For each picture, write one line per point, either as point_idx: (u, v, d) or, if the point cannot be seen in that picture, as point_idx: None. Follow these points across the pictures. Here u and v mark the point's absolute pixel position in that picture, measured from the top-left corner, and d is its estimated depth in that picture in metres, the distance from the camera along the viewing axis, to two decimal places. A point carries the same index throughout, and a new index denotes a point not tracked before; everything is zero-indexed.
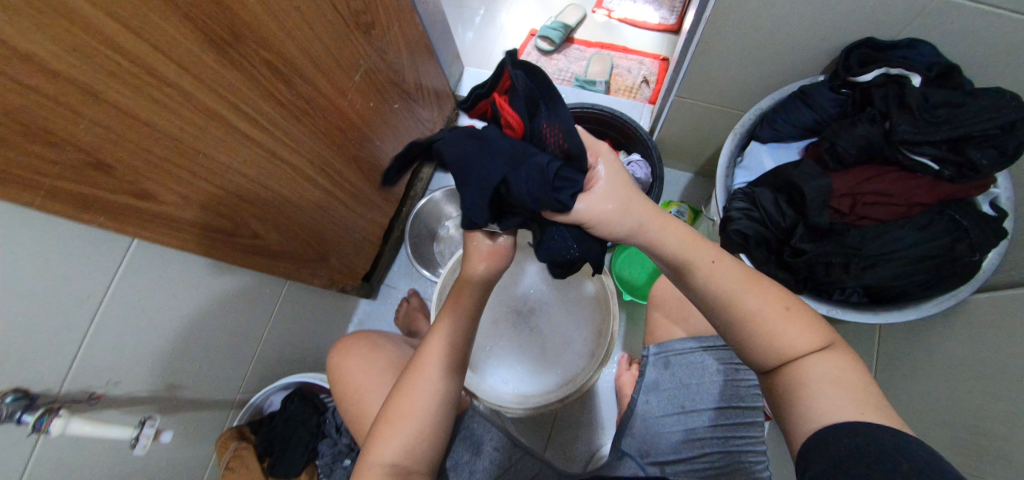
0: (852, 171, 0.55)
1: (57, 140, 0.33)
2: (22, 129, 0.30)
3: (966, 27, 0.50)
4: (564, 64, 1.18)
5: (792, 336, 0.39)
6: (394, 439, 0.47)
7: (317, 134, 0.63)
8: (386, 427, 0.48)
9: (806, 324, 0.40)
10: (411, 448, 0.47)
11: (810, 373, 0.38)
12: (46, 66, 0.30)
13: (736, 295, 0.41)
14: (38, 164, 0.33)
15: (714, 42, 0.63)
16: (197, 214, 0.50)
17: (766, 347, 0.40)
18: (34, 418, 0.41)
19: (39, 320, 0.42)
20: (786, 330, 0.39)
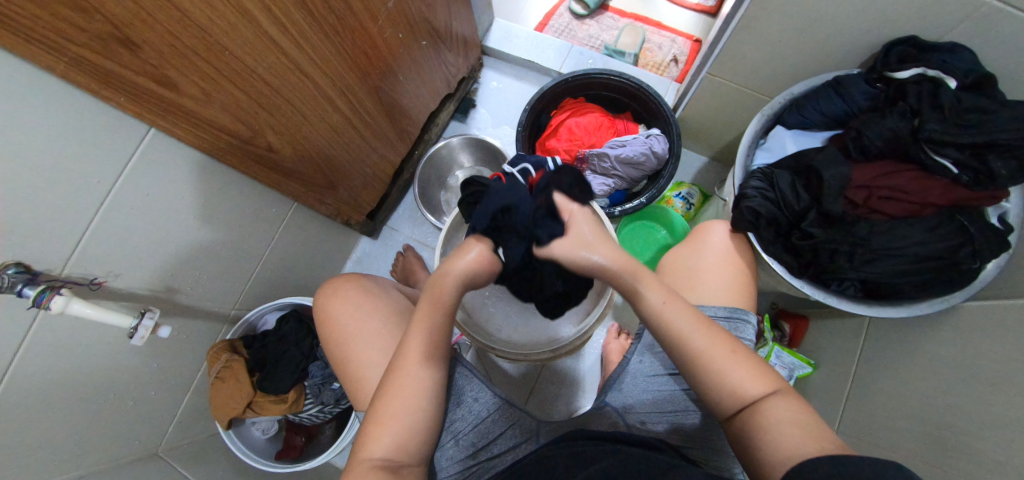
0: (872, 164, 0.55)
1: (88, 6, 0.31)
2: None
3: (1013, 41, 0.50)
4: (595, 31, 1.15)
5: (742, 377, 0.41)
6: (388, 432, 0.44)
7: (343, 54, 0.61)
8: (376, 423, 0.44)
9: (752, 364, 0.42)
10: (405, 443, 0.44)
11: (762, 412, 0.39)
12: None
13: (683, 335, 0.43)
14: (64, 25, 0.32)
15: (759, 20, 0.62)
16: (216, 114, 0.49)
17: (713, 387, 0.42)
18: (35, 292, 0.40)
19: (47, 196, 0.42)
20: (734, 371, 0.41)
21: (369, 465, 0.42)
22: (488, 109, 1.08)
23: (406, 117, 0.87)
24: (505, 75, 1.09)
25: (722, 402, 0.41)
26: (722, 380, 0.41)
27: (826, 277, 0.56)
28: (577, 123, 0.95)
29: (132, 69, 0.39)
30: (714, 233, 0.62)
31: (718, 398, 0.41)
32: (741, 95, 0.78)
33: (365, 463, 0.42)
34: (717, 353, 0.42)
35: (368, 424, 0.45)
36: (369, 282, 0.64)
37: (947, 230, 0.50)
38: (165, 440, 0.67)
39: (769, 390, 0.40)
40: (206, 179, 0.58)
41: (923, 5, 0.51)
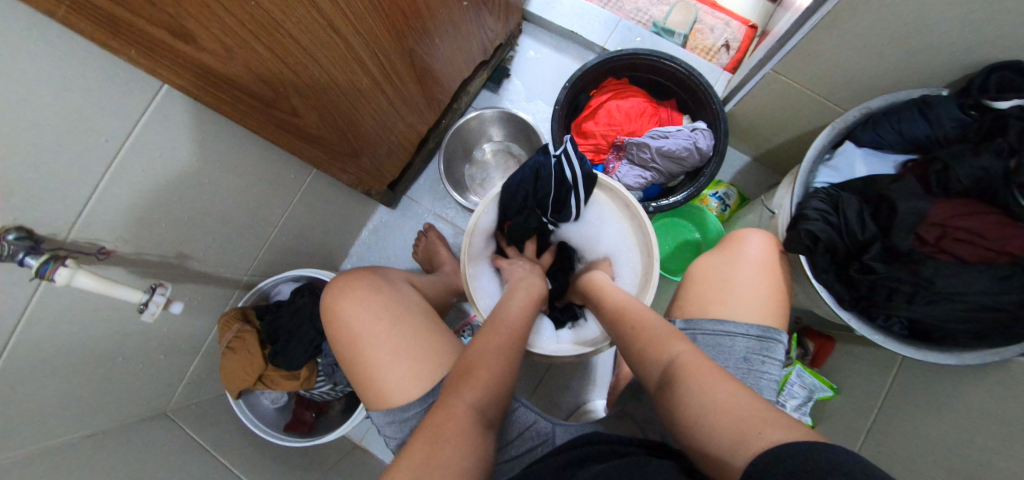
0: (952, 201, 0.50)
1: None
2: None
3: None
4: (643, 4, 1.03)
5: (645, 344, 0.46)
6: (478, 383, 0.43)
7: (379, 10, 0.54)
8: (466, 375, 0.44)
9: (659, 332, 0.46)
10: (494, 398, 0.44)
11: (682, 379, 0.40)
12: None
13: (613, 321, 0.53)
14: None
15: (850, 21, 0.55)
16: (238, 72, 0.44)
17: (638, 362, 0.47)
18: (38, 262, 0.37)
19: (49, 156, 0.37)
20: (653, 344, 0.45)
21: (464, 411, 0.41)
22: (522, 80, 1.00)
23: (437, 84, 0.80)
24: (544, 44, 1.00)
25: (643, 370, 0.45)
26: (632, 349, 0.47)
27: (874, 312, 0.53)
28: (618, 107, 0.87)
29: (147, 19, 0.33)
30: (750, 244, 0.59)
31: (641, 368, 0.45)
32: (806, 99, 0.71)
33: (458, 410, 0.41)
34: (627, 330, 0.49)
35: (456, 378, 0.44)
36: (376, 276, 0.61)
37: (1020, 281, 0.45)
38: (174, 400, 0.66)
39: (668, 353, 0.43)
40: (223, 141, 0.53)
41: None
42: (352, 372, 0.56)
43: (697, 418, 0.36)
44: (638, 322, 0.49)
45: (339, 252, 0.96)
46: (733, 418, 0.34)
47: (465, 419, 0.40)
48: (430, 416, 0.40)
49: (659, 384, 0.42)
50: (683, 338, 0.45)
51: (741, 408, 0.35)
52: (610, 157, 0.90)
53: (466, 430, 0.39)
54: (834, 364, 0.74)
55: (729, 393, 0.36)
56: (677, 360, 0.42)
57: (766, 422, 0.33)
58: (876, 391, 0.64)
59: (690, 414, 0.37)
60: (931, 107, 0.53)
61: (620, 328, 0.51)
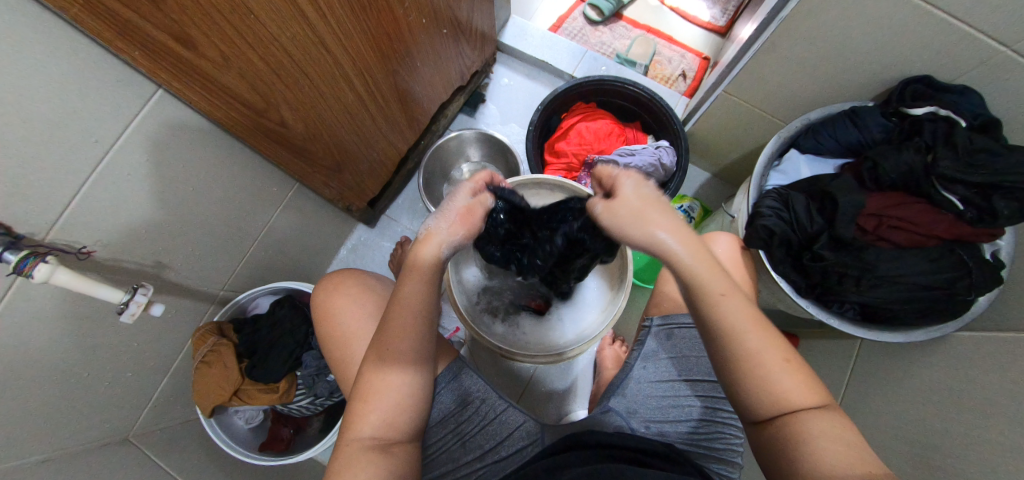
0: (884, 193, 0.57)
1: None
2: None
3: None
4: (607, 39, 1.15)
5: (791, 387, 0.37)
6: (373, 412, 0.44)
7: (366, 32, 0.58)
8: (359, 407, 0.45)
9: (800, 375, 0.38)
10: (396, 421, 0.45)
11: (798, 426, 0.36)
12: None
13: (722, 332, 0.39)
14: None
15: (782, 45, 0.63)
16: (233, 80, 0.46)
17: (749, 391, 0.38)
18: (17, 258, 0.36)
19: (39, 153, 0.38)
20: (779, 378, 0.38)
21: (361, 443, 0.43)
22: (498, 105, 1.07)
23: (418, 105, 0.85)
24: (517, 73, 1.08)
25: (751, 401, 0.38)
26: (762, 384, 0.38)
27: (829, 298, 0.58)
28: (588, 128, 0.95)
29: (152, 22, 0.35)
30: (718, 244, 0.63)
31: (755, 400, 0.38)
32: (754, 115, 0.80)
33: (356, 442, 0.43)
34: (753, 359, 0.38)
35: (354, 405, 0.46)
36: (368, 278, 0.63)
37: (948, 261, 0.53)
38: (137, 424, 0.61)
39: (814, 404, 0.37)
40: (209, 147, 0.55)
41: (945, 45, 0.53)
42: (344, 371, 0.57)
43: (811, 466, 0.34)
44: (783, 358, 0.38)
45: (317, 270, 0.96)
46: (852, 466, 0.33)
47: (360, 452, 0.42)
48: (337, 454, 0.44)
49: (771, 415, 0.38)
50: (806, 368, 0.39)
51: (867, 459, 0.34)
52: (581, 175, 0.95)
53: (359, 464, 0.42)
54: None
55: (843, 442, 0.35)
56: (802, 404, 0.37)
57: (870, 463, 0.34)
58: (837, 379, 0.68)
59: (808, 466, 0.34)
60: (861, 115, 0.61)
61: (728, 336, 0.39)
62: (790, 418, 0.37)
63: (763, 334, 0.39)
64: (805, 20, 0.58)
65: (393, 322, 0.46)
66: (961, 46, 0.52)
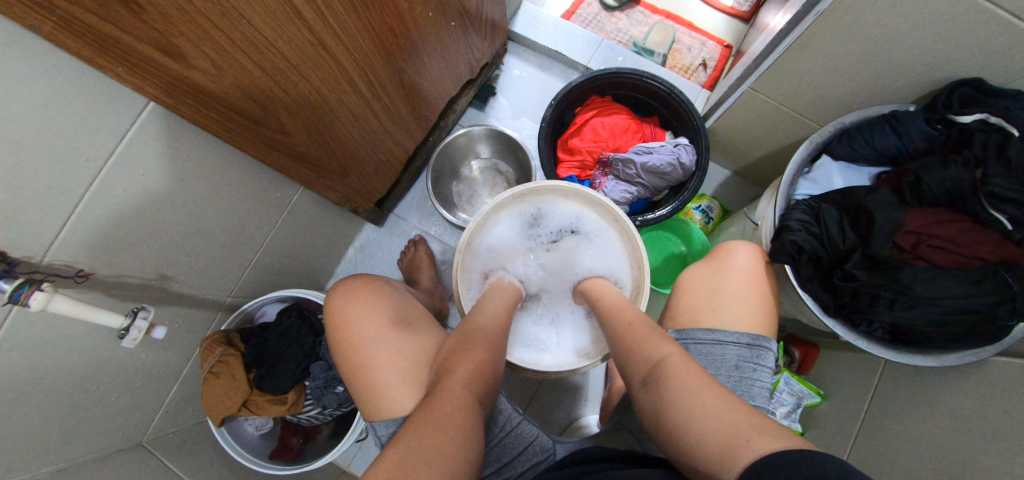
0: (924, 210, 0.54)
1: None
2: None
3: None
4: (623, 25, 1.08)
5: (650, 346, 0.46)
6: (469, 369, 0.45)
7: (369, 31, 0.54)
8: (459, 360, 0.46)
9: (656, 336, 0.47)
10: (485, 388, 0.45)
11: (667, 374, 0.41)
12: None
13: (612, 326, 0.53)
14: None
15: (820, 43, 0.58)
16: (228, 90, 0.44)
17: (633, 362, 0.46)
18: (12, 287, 0.35)
19: (27, 175, 0.36)
20: (650, 344, 0.46)
21: (460, 389, 0.42)
22: (508, 98, 1.03)
23: (425, 102, 0.81)
24: (529, 63, 1.03)
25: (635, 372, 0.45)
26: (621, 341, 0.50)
27: (857, 318, 0.56)
28: (603, 123, 0.90)
29: (132, 33, 0.33)
30: (738, 256, 0.60)
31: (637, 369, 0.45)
32: (781, 114, 0.75)
33: (456, 387, 0.42)
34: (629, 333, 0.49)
35: (449, 362, 0.46)
36: (382, 285, 0.63)
37: (991, 284, 0.50)
38: (151, 430, 0.62)
39: (663, 354, 0.44)
40: (209, 157, 0.53)
41: (1008, 45, 0.48)
42: (355, 380, 0.55)
43: (691, 430, 0.36)
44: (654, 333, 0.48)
45: (326, 270, 0.95)
46: (719, 424, 0.35)
47: (465, 396, 0.42)
48: (432, 399, 0.41)
49: (648, 384, 0.43)
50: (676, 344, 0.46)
51: (730, 413, 0.35)
52: (595, 174, 0.92)
53: (462, 407, 0.40)
54: (818, 371, 0.76)
55: (709, 399, 0.37)
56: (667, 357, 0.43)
57: (741, 421, 0.34)
58: (859, 394, 0.65)
59: (684, 427, 0.37)
60: (905, 121, 0.56)
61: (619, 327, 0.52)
62: (660, 377, 0.42)
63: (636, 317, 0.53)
64: (848, 17, 0.52)
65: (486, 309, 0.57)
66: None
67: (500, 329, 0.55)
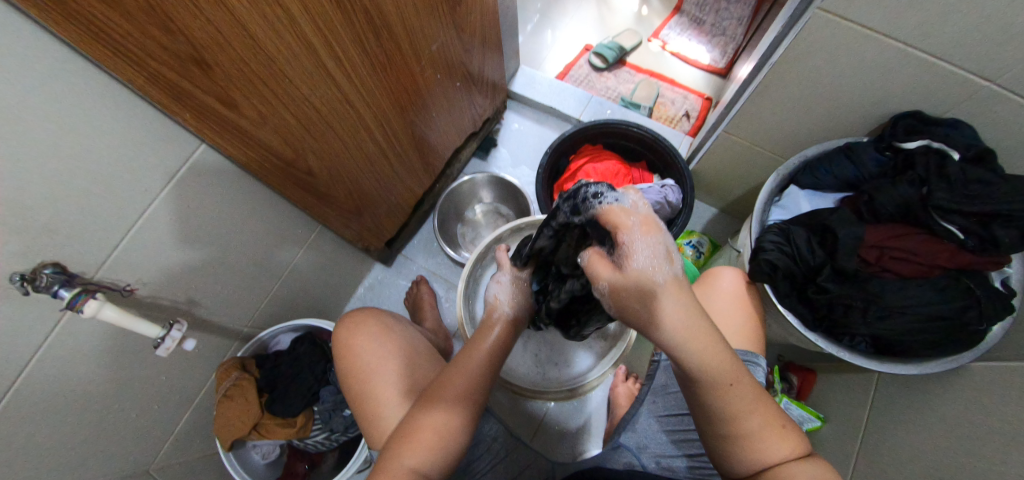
0: (882, 226, 0.59)
1: (174, 28, 0.35)
2: (148, 11, 0.32)
3: (1020, 119, 0.54)
4: (612, 84, 1.22)
5: (769, 447, 0.37)
6: (426, 439, 0.44)
7: (386, 91, 0.65)
8: (410, 435, 0.45)
9: (780, 430, 0.38)
10: (439, 457, 0.45)
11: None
12: None
13: (712, 411, 0.39)
14: (150, 47, 0.35)
15: (775, 89, 0.67)
16: (269, 137, 0.52)
17: (740, 457, 0.39)
18: (70, 295, 0.42)
19: (95, 201, 0.43)
20: (770, 445, 0.38)
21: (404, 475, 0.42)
22: (508, 149, 1.14)
23: (432, 152, 0.90)
24: (527, 118, 1.16)
25: (734, 466, 0.39)
26: (755, 453, 0.38)
27: (838, 331, 0.58)
28: (594, 168, 0.98)
29: (201, 89, 0.41)
30: (723, 280, 0.64)
31: (739, 464, 0.39)
32: (754, 153, 0.83)
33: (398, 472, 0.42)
34: (740, 432, 0.38)
35: (402, 430, 0.46)
36: (385, 317, 0.66)
37: (956, 290, 0.53)
38: (159, 457, 0.63)
39: (784, 457, 0.37)
40: (242, 193, 0.60)
41: (933, 83, 0.55)
42: (359, 408, 0.58)
43: None
44: (775, 424, 0.38)
45: (336, 308, 0.99)
46: None
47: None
48: (378, 472, 0.43)
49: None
50: (795, 437, 0.39)
51: None
52: None
53: None
54: (817, 396, 0.76)
55: None
56: (784, 459, 0.37)
57: None
58: (858, 414, 0.65)
59: None
60: (857, 150, 0.63)
61: (728, 419, 0.38)
62: None
63: (752, 399, 0.38)
64: (793, 65, 0.62)
65: (465, 359, 0.50)
66: (946, 83, 0.55)
67: (477, 382, 0.49)
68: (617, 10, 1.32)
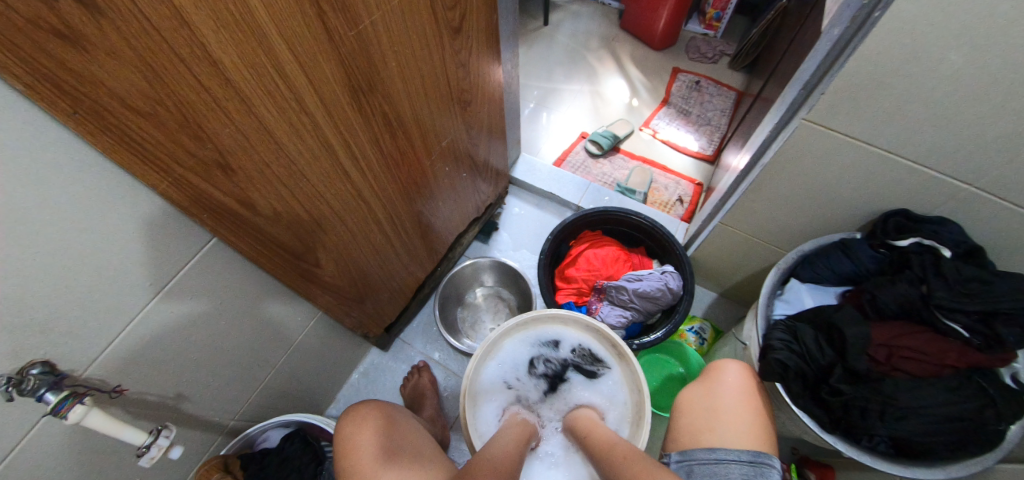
0: (887, 324, 0.59)
1: (204, 136, 0.37)
2: (182, 123, 0.34)
3: (1001, 223, 0.58)
4: (607, 170, 1.30)
5: None
6: None
7: (397, 184, 0.68)
8: None
9: None
10: None
11: None
12: (222, 73, 0.34)
13: None
14: (181, 156, 0.37)
15: (767, 186, 0.73)
16: (280, 231, 0.53)
17: None
18: (57, 399, 0.39)
19: (98, 300, 0.42)
20: None
21: None
22: (510, 233, 1.17)
23: (437, 237, 0.93)
24: (527, 203, 1.21)
25: None
26: None
27: (855, 432, 0.56)
28: (595, 254, 1.01)
29: (224, 192, 0.43)
30: (727, 373, 0.64)
31: None
32: (748, 242, 0.86)
33: None
34: None
35: None
36: (387, 409, 0.63)
37: (970, 390, 0.52)
38: None
39: None
40: (250, 284, 0.60)
41: (915, 185, 0.60)
42: None
43: None
44: None
45: (327, 396, 0.95)
46: None
47: None
48: None
49: None
50: None
51: None
52: (592, 300, 0.99)
53: None
54: None
55: None
56: None
57: None
58: None
59: None
60: (854, 244, 0.66)
61: None
62: None
63: None
64: (783, 165, 0.68)
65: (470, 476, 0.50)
66: (928, 187, 0.59)
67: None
68: (609, 103, 1.45)
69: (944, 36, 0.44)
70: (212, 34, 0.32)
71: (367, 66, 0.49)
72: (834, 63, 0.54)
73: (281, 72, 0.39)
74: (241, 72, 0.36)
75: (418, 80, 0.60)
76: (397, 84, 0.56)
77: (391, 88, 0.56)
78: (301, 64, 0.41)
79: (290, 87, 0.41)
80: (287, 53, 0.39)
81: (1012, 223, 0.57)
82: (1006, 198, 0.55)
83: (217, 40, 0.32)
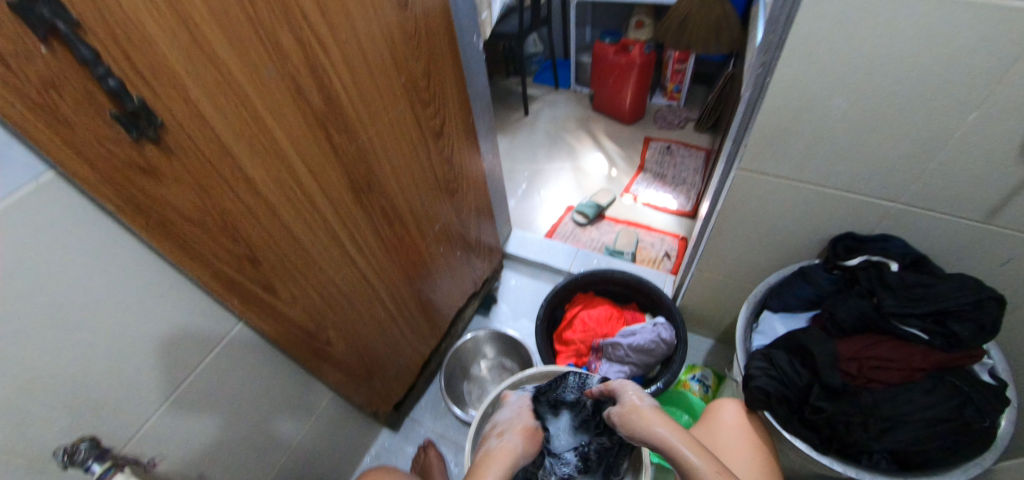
0: (852, 338, 0.61)
1: (238, 235, 0.48)
2: (223, 226, 0.46)
3: (936, 230, 0.63)
4: (596, 235, 1.40)
5: None
6: None
7: (397, 264, 0.79)
8: None
9: None
10: None
11: None
12: (254, 186, 0.47)
13: None
14: (221, 253, 0.48)
15: (726, 227, 0.80)
16: (297, 312, 0.62)
17: None
18: (101, 468, 0.45)
19: (144, 379, 0.48)
20: None
21: None
22: (509, 304, 1.25)
23: (438, 312, 1.00)
24: (522, 274, 1.30)
25: None
26: None
27: (851, 451, 0.56)
28: (589, 315, 1.06)
29: (251, 281, 0.53)
30: (725, 412, 0.64)
31: None
32: (727, 283, 0.91)
33: None
34: None
35: None
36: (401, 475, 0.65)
37: (944, 390, 0.53)
38: None
39: None
40: (267, 364, 0.67)
41: (846, 208, 0.67)
42: None
43: None
44: None
45: None
46: None
47: None
48: None
49: None
50: None
51: None
52: (591, 359, 1.02)
53: None
54: None
55: None
56: None
57: None
58: None
59: None
60: (809, 269, 0.71)
61: None
62: None
63: None
64: (732, 206, 0.76)
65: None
66: (860, 208, 0.66)
67: None
68: (591, 176, 1.62)
69: (826, 88, 0.54)
70: (247, 161, 0.45)
71: (364, 171, 0.64)
72: (749, 119, 0.65)
73: (296, 182, 0.53)
74: (266, 184, 0.49)
75: (408, 178, 0.74)
76: (390, 184, 0.70)
77: (386, 187, 0.70)
78: (312, 175, 0.55)
79: (303, 192, 0.54)
80: (301, 168, 0.53)
81: (944, 229, 0.63)
82: (929, 208, 0.61)
83: (251, 164, 0.46)
